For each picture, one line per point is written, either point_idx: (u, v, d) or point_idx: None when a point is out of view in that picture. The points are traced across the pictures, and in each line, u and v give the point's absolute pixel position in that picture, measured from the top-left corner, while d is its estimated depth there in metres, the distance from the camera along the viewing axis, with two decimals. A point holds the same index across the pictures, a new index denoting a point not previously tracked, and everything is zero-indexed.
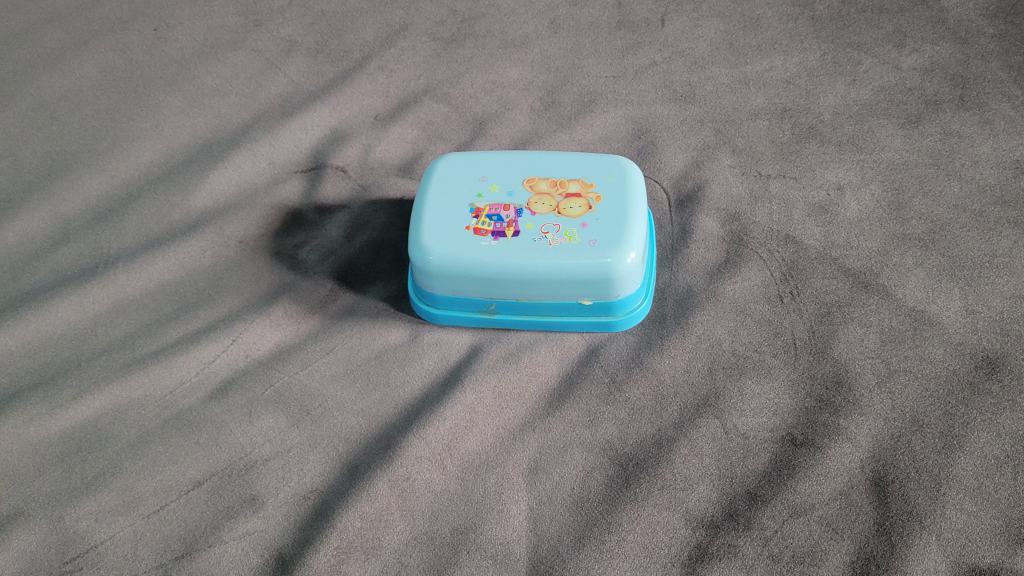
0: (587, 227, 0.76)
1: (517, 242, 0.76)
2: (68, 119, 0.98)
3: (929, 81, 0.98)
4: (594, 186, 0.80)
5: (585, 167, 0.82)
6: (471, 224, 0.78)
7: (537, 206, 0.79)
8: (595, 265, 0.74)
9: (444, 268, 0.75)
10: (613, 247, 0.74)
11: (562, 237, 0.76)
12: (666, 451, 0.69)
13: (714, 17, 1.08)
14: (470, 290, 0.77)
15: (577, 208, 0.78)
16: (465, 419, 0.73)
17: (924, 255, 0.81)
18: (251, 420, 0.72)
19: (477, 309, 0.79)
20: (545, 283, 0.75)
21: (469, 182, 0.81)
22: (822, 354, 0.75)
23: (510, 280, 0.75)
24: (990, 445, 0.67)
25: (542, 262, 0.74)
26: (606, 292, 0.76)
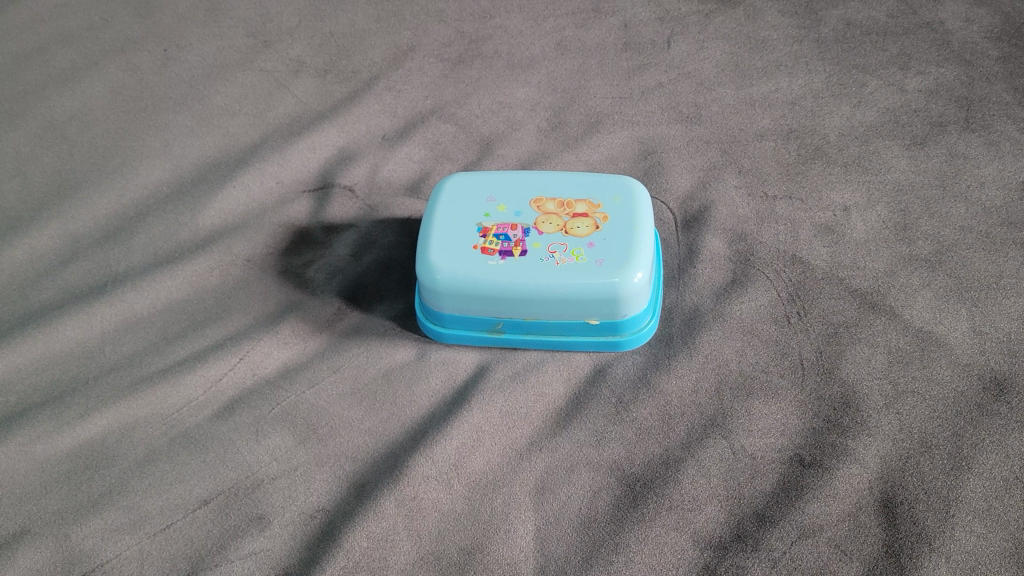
0: (594, 246, 0.77)
1: (525, 262, 0.76)
2: (78, 138, 0.99)
3: (934, 103, 0.98)
4: (601, 207, 0.80)
5: (592, 188, 0.82)
6: (478, 243, 0.78)
7: (544, 225, 0.79)
8: (603, 285, 0.74)
9: (451, 287, 0.75)
10: (620, 267, 0.75)
11: (569, 257, 0.76)
12: (673, 471, 0.69)
13: (720, 39, 1.09)
14: (477, 309, 0.77)
15: (584, 228, 0.78)
16: (472, 439, 0.73)
17: (930, 276, 0.81)
18: (258, 439, 0.72)
19: (485, 328, 0.79)
20: (552, 303, 0.75)
21: (477, 203, 0.82)
22: (830, 375, 0.75)
23: (516, 299, 0.75)
24: (998, 467, 0.67)
25: (550, 282, 0.74)
26: (613, 311, 0.76)
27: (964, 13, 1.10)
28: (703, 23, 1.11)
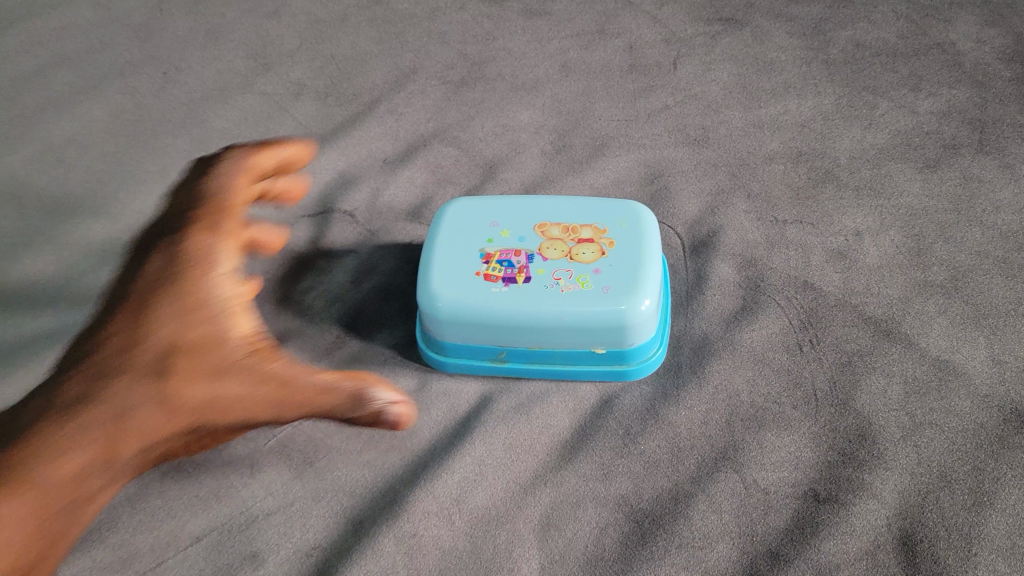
0: (600, 272, 0.75)
1: (529, 289, 0.74)
2: (75, 162, 0.97)
3: (946, 125, 0.95)
4: (607, 232, 0.79)
5: (598, 212, 0.81)
6: (481, 270, 0.76)
7: (548, 251, 0.78)
8: (610, 313, 0.72)
9: (452, 316, 0.74)
10: (627, 295, 0.73)
11: (575, 284, 0.75)
12: (682, 507, 0.67)
13: (727, 60, 1.06)
14: (480, 338, 0.75)
15: (590, 253, 0.77)
16: (475, 473, 0.70)
17: (947, 303, 0.79)
18: (253, 473, 0.71)
19: (487, 357, 0.77)
20: (557, 331, 0.73)
21: (479, 227, 0.80)
22: (844, 406, 0.72)
23: (520, 328, 0.73)
24: (1021, 503, 0.66)
25: (554, 310, 0.73)
26: (620, 340, 0.74)
27: (975, 33, 1.06)
28: (710, 44, 1.09)
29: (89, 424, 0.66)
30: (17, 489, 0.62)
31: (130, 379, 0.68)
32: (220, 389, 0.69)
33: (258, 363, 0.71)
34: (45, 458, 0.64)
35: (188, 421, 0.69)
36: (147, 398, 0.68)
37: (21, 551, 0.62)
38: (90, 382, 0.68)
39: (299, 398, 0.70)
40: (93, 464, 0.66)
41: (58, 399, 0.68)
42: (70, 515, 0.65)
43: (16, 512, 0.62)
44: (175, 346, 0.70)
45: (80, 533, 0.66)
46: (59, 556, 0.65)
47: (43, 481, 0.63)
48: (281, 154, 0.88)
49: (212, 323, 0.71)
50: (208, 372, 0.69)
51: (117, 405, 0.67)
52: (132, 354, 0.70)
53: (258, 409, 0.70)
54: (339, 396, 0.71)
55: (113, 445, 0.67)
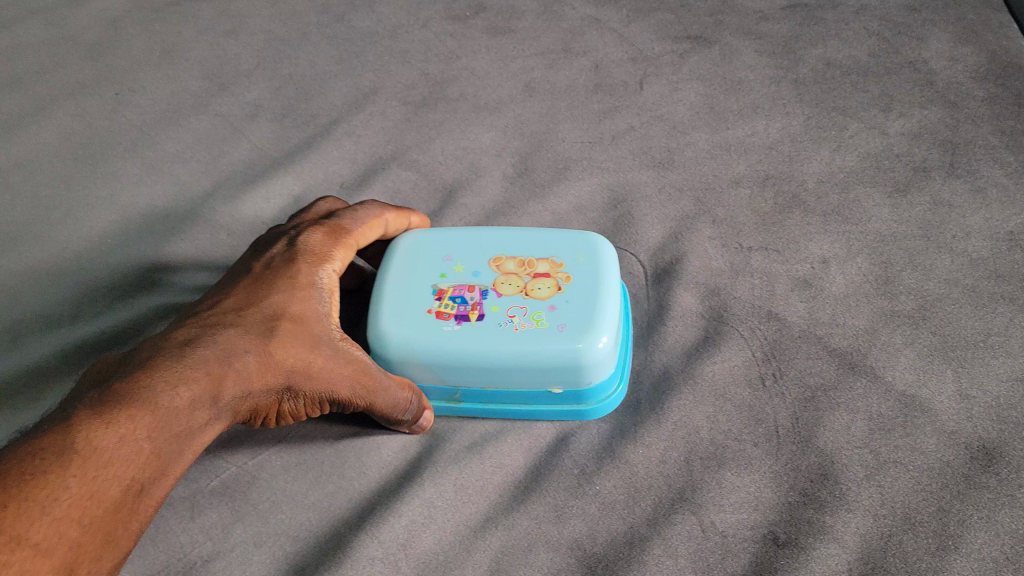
0: (555, 310, 0.74)
1: (481, 327, 0.73)
2: (21, 187, 0.95)
3: (917, 147, 0.93)
4: (565, 266, 0.78)
5: (557, 245, 0.80)
6: (433, 306, 0.75)
7: (502, 288, 0.77)
8: (564, 353, 0.71)
9: (401, 355, 0.72)
10: (582, 333, 0.71)
11: (529, 322, 0.73)
12: (637, 551, 0.65)
13: (694, 80, 1.04)
14: (432, 378, 0.73)
15: (545, 289, 0.76)
16: (423, 515, 0.68)
17: (914, 334, 0.76)
18: (192, 516, 0.69)
19: (441, 397, 0.75)
20: (510, 371, 0.72)
21: (434, 262, 0.79)
22: (807, 444, 0.70)
23: (472, 367, 0.72)
24: (987, 547, 0.63)
25: (506, 349, 0.71)
26: (576, 380, 0.72)
27: (947, 51, 1.04)
28: (677, 63, 1.07)
29: (200, 363, 0.57)
30: (115, 424, 0.51)
31: (238, 327, 0.61)
32: (314, 360, 0.63)
33: (347, 349, 0.66)
34: (161, 383, 0.55)
35: (281, 385, 0.62)
36: (258, 346, 0.61)
37: (110, 506, 0.50)
38: (200, 330, 0.61)
39: (373, 384, 0.66)
40: (202, 396, 0.56)
41: (160, 340, 0.59)
42: (179, 446, 0.55)
43: (132, 431, 0.52)
44: (280, 311, 0.64)
45: (158, 501, 0.54)
46: (140, 524, 0.52)
47: (167, 404, 0.54)
48: (412, 219, 0.83)
49: (314, 304, 0.67)
50: (310, 343, 0.63)
51: (225, 346, 0.59)
52: (239, 312, 0.64)
53: (331, 387, 0.64)
54: (394, 393, 0.67)
55: (219, 385, 0.57)
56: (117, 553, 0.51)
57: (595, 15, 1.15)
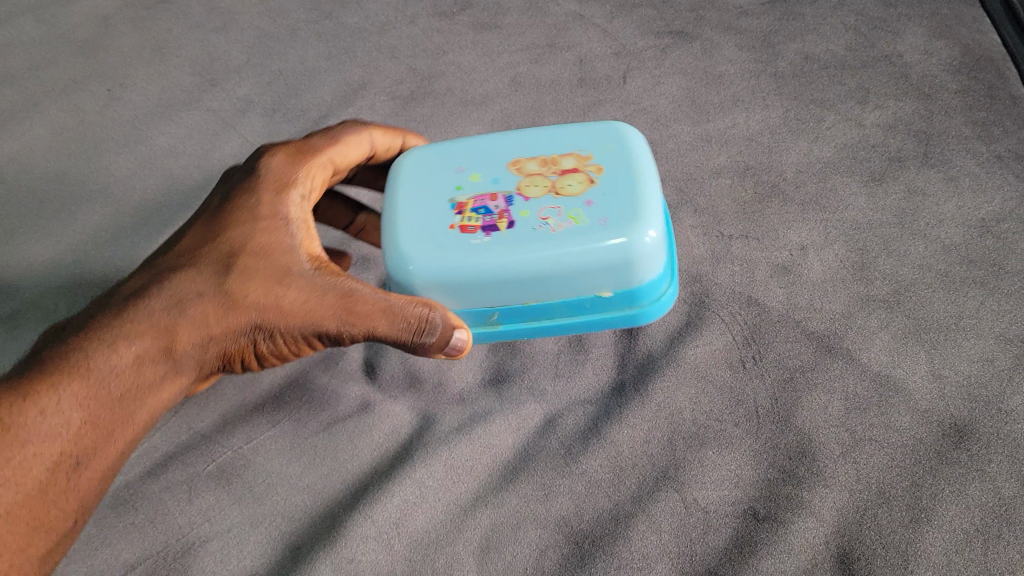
0: (592, 204, 0.68)
1: (514, 233, 0.67)
2: (16, 183, 0.97)
3: (892, 138, 0.96)
4: (592, 158, 0.72)
5: (580, 138, 0.74)
6: (454, 222, 0.69)
7: (529, 190, 0.71)
8: (614, 246, 0.65)
9: (430, 280, 0.66)
10: (628, 225, 0.65)
11: (567, 220, 0.67)
12: (622, 528, 0.67)
13: (676, 74, 1.06)
14: (469, 301, 0.68)
15: (577, 185, 0.70)
16: (415, 495, 0.70)
17: (889, 317, 0.79)
18: (190, 498, 0.71)
19: (477, 323, 0.69)
20: (553, 280, 0.66)
21: (447, 174, 0.73)
22: (785, 423, 0.72)
23: (511, 282, 0.66)
24: (958, 519, 0.66)
25: (548, 254, 0.65)
26: (628, 278, 0.66)
27: (922, 45, 1.07)
28: (660, 57, 1.09)
29: (143, 319, 0.62)
30: (50, 396, 0.57)
31: (196, 269, 0.64)
32: (280, 295, 0.63)
33: (326, 277, 0.64)
34: (101, 347, 0.60)
35: (245, 326, 0.64)
36: (212, 289, 0.63)
37: (46, 473, 0.57)
38: (159, 275, 0.65)
39: (359, 309, 0.62)
40: (149, 353, 0.61)
41: (115, 296, 0.64)
42: (123, 410, 0.61)
43: (70, 399, 0.58)
44: (240, 246, 0.65)
45: (104, 466, 0.60)
46: (82, 488, 0.59)
47: (99, 368, 0.60)
48: (402, 137, 0.81)
49: (280, 233, 0.66)
50: (272, 278, 0.64)
51: (177, 293, 0.63)
52: (201, 250, 0.66)
53: (312, 318, 0.63)
54: (403, 312, 0.62)
55: (168, 340, 0.62)
56: (58, 520, 0.58)
57: (579, 11, 1.17)
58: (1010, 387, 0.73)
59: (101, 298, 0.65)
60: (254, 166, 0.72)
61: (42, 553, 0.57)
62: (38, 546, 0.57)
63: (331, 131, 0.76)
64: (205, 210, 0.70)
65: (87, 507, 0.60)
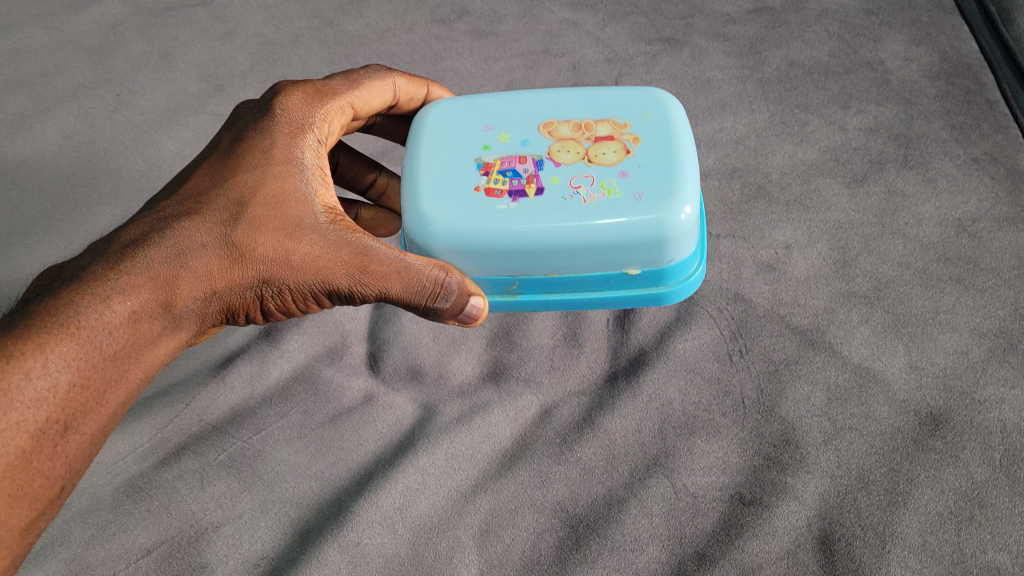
0: (626, 176, 0.71)
1: (543, 201, 0.70)
2: (28, 185, 1.00)
3: (873, 141, 1.00)
4: (629, 127, 0.76)
5: (617, 108, 0.78)
6: (482, 184, 0.72)
7: (560, 156, 0.74)
8: (646, 221, 0.68)
9: (456, 242, 0.70)
10: (662, 203, 0.69)
11: (599, 192, 0.70)
12: (614, 512, 0.70)
13: (666, 79, 1.10)
14: (493, 267, 0.71)
15: (611, 155, 0.74)
16: (418, 482, 0.73)
17: (869, 312, 0.83)
18: (202, 486, 0.74)
19: (499, 288, 0.73)
20: (581, 250, 0.69)
21: (477, 135, 0.77)
22: (770, 413, 0.76)
23: (539, 250, 0.69)
24: (933, 502, 0.69)
25: (579, 225, 0.68)
26: (656, 257, 0.70)
27: (903, 52, 1.11)
28: (650, 63, 1.13)
29: (140, 272, 0.63)
30: (38, 358, 0.58)
31: (200, 217, 0.65)
32: (291, 249, 0.65)
33: (339, 233, 0.67)
34: (93, 304, 0.61)
35: (251, 279, 0.66)
36: (217, 240, 0.65)
37: (31, 439, 0.58)
38: (158, 222, 0.66)
39: (373, 268, 0.65)
40: (144, 309, 0.63)
41: (112, 245, 0.65)
42: (115, 369, 0.62)
43: (58, 361, 0.59)
44: (252, 195, 0.67)
45: (92, 428, 0.62)
46: (70, 452, 0.61)
47: (89, 327, 0.61)
48: (426, 86, 0.85)
49: (295, 180, 0.68)
50: (284, 231, 0.66)
51: (180, 244, 0.65)
52: (209, 196, 0.67)
53: (324, 273, 0.66)
54: (419, 274, 0.65)
55: (167, 294, 0.64)
56: (42, 488, 0.60)
57: (572, 18, 1.21)
58: (983, 378, 0.77)
59: (97, 247, 0.65)
60: (270, 106, 0.74)
61: (22, 525, 0.59)
62: (20, 516, 0.59)
63: (354, 76, 0.80)
64: (216, 150, 0.72)
65: (74, 471, 0.62)
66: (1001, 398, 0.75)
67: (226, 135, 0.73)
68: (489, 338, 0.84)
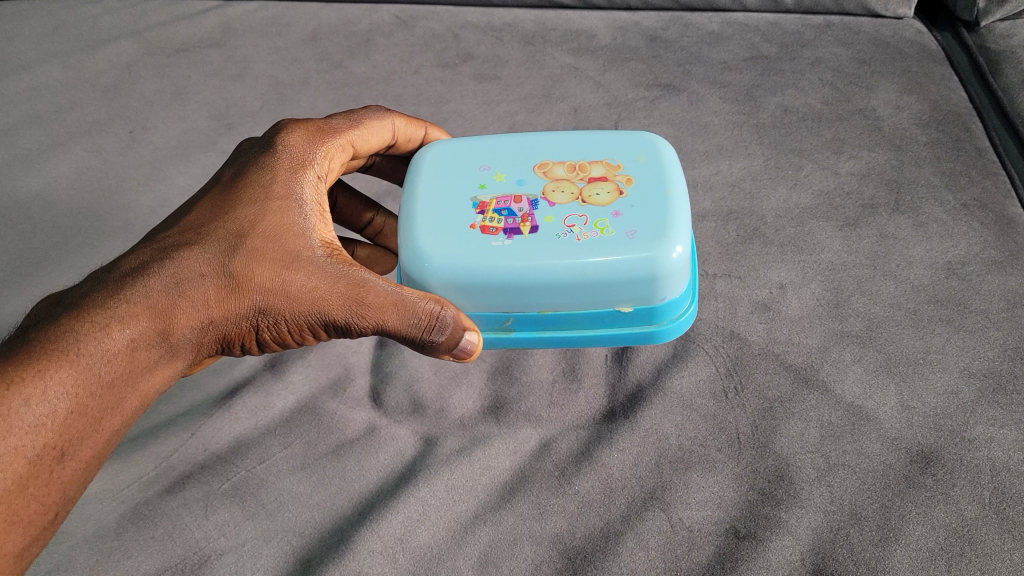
0: (619, 216, 0.74)
1: (538, 238, 0.73)
2: (41, 217, 1.03)
3: (866, 186, 1.02)
4: (623, 168, 0.78)
5: (612, 149, 0.81)
6: (478, 221, 0.75)
7: (555, 196, 0.77)
8: (640, 259, 0.71)
9: (451, 277, 0.72)
10: (655, 240, 0.71)
11: (593, 230, 0.73)
12: (612, 544, 0.72)
13: (665, 123, 1.13)
14: (488, 303, 0.73)
15: (605, 195, 0.76)
16: (419, 513, 0.75)
17: (861, 351, 0.85)
18: (206, 514, 0.76)
19: (494, 325, 0.75)
20: (574, 288, 0.71)
21: (474, 175, 0.80)
22: (764, 448, 0.77)
23: (533, 287, 0.71)
24: (924, 538, 0.71)
25: (573, 262, 0.71)
26: (649, 295, 0.72)
27: (894, 100, 1.14)
28: (649, 108, 1.16)
29: (139, 299, 0.65)
30: (38, 384, 0.60)
31: (199, 248, 0.68)
32: (289, 279, 0.68)
33: (336, 265, 0.69)
34: (93, 331, 0.63)
35: (248, 309, 0.68)
36: (215, 270, 0.67)
37: (28, 465, 0.60)
38: (158, 252, 0.68)
39: (369, 300, 0.67)
40: (143, 337, 0.64)
41: (110, 274, 0.67)
42: (112, 397, 0.64)
43: (57, 387, 0.60)
44: (251, 227, 0.69)
45: (87, 455, 0.64)
46: (64, 479, 0.63)
47: (88, 355, 0.62)
48: (424, 127, 0.89)
49: (293, 214, 0.71)
50: (282, 262, 0.68)
51: (178, 273, 0.66)
52: (208, 228, 0.69)
53: (320, 304, 0.68)
54: (415, 306, 0.67)
55: (165, 322, 0.65)
56: (37, 514, 0.61)
57: (574, 64, 1.24)
58: (972, 417, 0.79)
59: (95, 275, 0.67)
60: (272, 142, 0.76)
61: (17, 551, 0.60)
62: (14, 542, 0.60)
63: (354, 115, 0.83)
64: (217, 184, 0.74)
65: (67, 498, 0.63)
66: (990, 437, 0.77)
67: (227, 170, 0.76)
68: (489, 372, 0.86)
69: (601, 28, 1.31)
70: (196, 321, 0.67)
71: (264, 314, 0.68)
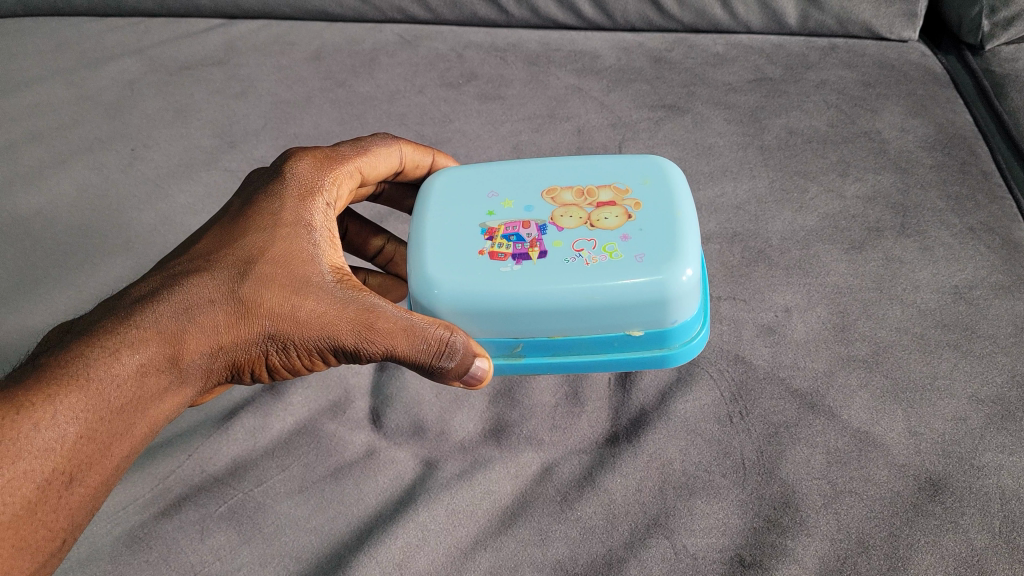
0: (627, 239, 0.73)
1: (547, 263, 0.72)
2: (41, 235, 1.02)
3: (871, 210, 1.02)
4: (631, 192, 0.78)
5: (619, 173, 0.80)
6: (486, 247, 0.74)
7: (563, 220, 0.76)
8: (650, 282, 0.70)
9: (458, 303, 0.71)
10: (664, 263, 0.70)
11: (602, 254, 0.72)
12: (614, 572, 0.70)
13: (669, 144, 1.13)
14: (497, 331, 0.72)
15: (614, 219, 0.75)
16: (417, 538, 0.73)
17: (868, 376, 0.83)
18: (202, 538, 0.74)
19: (503, 352, 0.74)
20: (584, 312, 0.70)
21: (481, 201, 0.79)
22: (770, 475, 0.76)
23: (542, 313, 0.71)
24: (934, 568, 0.69)
25: (582, 287, 0.70)
26: (660, 319, 0.71)
27: (899, 123, 1.14)
28: (653, 129, 1.15)
29: (149, 325, 0.64)
30: (47, 408, 0.59)
31: (209, 274, 0.67)
32: (297, 305, 0.67)
33: (345, 291, 0.68)
34: (103, 357, 0.62)
35: (257, 335, 0.67)
36: (225, 296, 0.66)
37: (36, 490, 0.58)
38: (168, 279, 0.67)
39: (379, 325, 0.67)
40: (153, 362, 0.64)
41: (120, 302, 0.66)
42: (121, 422, 0.62)
43: (68, 412, 0.59)
44: (260, 253, 0.68)
45: (95, 482, 0.62)
46: (72, 505, 0.61)
47: (97, 380, 0.61)
48: (431, 154, 0.88)
49: (302, 241, 0.70)
50: (291, 287, 0.67)
51: (188, 299, 0.66)
52: (217, 255, 0.69)
53: (329, 330, 0.67)
54: (424, 332, 0.66)
55: (174, 348, 0.64)
56: (44, 540, 0.59)
57: (578, 85, 1.24)
58: (981, 444, 0.77)
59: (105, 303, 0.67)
60: (280, 170, 0.76)
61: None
62: (20, 568, 0.58)
63: (361, 143, 0.82)
64: (225, 213, 0.74)
65: (74, 524, 0.61)
66: (999, 465, 0.76)
67: (236, 200, 0.76)
68: (490, 396, 0.85)
69: (605, 49, 1.31)
70: (206, 347, 0.66)
71: (275, 340, 0.68)
